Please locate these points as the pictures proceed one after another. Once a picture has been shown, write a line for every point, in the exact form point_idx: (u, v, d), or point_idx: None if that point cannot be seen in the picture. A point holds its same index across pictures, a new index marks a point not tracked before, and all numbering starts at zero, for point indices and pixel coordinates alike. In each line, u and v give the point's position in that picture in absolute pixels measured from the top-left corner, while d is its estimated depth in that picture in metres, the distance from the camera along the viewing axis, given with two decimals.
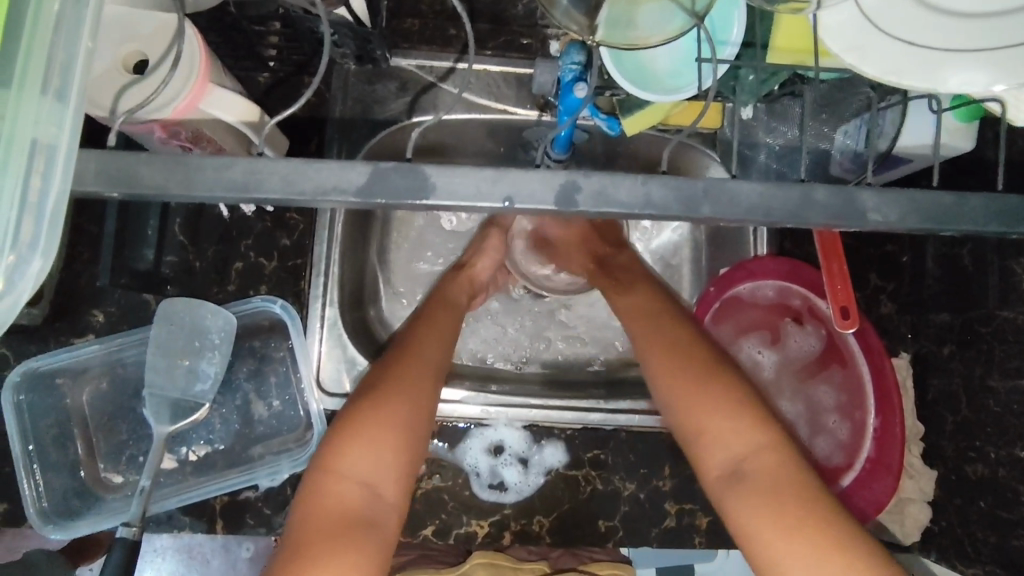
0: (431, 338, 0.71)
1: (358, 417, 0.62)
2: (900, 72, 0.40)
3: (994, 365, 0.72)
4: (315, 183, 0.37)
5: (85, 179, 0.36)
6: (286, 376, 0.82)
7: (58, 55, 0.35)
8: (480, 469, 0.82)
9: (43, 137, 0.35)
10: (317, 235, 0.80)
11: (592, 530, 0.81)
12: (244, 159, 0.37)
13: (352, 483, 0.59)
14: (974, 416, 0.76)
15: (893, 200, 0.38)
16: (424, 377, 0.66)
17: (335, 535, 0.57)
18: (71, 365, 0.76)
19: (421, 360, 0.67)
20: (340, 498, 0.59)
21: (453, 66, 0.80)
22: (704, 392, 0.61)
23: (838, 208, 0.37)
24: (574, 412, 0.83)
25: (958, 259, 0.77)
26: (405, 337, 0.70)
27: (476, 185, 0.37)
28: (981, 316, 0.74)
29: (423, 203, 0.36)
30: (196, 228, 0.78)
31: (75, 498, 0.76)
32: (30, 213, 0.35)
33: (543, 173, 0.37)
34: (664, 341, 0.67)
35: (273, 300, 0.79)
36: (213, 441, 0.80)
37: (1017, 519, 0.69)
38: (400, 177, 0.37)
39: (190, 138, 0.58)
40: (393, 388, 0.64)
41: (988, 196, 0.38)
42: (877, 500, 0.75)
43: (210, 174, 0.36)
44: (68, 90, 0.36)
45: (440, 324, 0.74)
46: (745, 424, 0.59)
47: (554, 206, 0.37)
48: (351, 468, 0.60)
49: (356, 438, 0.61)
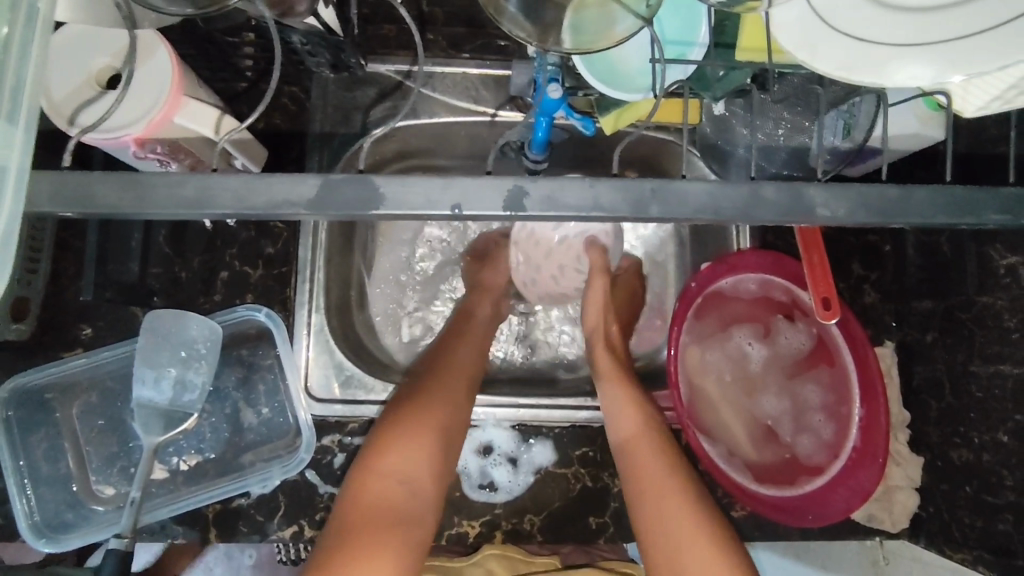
0: (464, 354, 0.77)
1: (399, 419, 0.67)
2: (849, 68, 0.40)
3: (974, 350, 0.73)
4: (270, 197, 0.37)
5: (42, 200, 0.37)
6: (274, 384, 0.82)
7: (10, 78, 0.36)
8: (470, 470, 0.82)
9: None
10: (301, 243, 0.81)
11: (584, 526, 0.81)
12: (200, 176, 0.37)
13: (397, 481, 0.63)
14: (957, 402, 0.77)
15: (840, 194, 0.38)
16: (462, 392, 0.73)
17: (380, 528, 0.59)
18: (59, 380, 0.77)
19: (458, 375, 0.74)
20: (384, 495, 0.62)
21: (409, 70, 0.80)
22: (706, 555, 0.62)
23: (786, 204, 0.38)
24: (561, 410, 0.84)
25: (939, 246, 0.78)
26: (438, 355, 0.76)
27: (429, 193, 0.37)
28: (961, 302, 0.75)
29: (377, 213, 0.37)
30: (181, 240, 0.79)
31: (67, 512, 0.76)
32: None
33: (493, 179, 0.37)
34: (660, 491, 0.67)
35: (258, 309, 0.80)
36: (203, 450, 0.80)
37: (1000, 502, 0.70)
38: (352, 187, 0.37)
39: (167, 152, 0.58)
40: (435, 399, 0.70)
41: (933, 188, 0.38)
42: (864, 488, 0.75)
43: (168, 190, 0.37)
44: (19, 112, 0.36)
45: (469, 341, 0.80)
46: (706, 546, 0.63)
47: (505, 212, 0.37)
48: (394, 466, 0.63)
49: (401, 442, 0.65)
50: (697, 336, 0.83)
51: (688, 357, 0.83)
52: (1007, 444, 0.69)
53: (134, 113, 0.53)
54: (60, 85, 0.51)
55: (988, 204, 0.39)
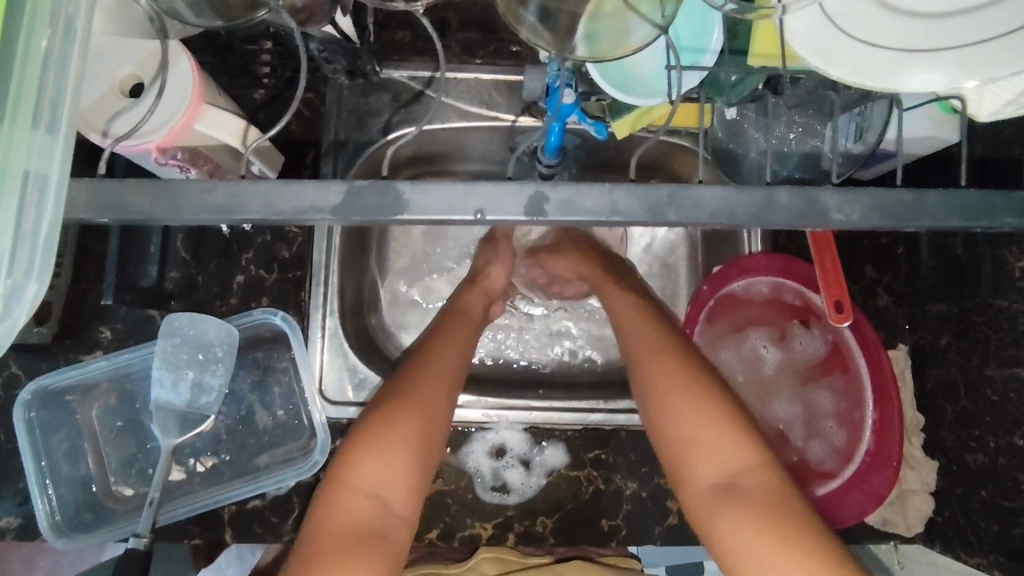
0: (447, 351, 0.74)
1: (370, 431, 0.65)
2: (861, 73, 0.41)
3: (989, 354, 0.73)
4: (295, 204, 0.38)
5: (78, 206, 0.38)
6: (289, 388, 0.83)
7: (49, 90, 0.37)
8: (482, 472, 0.82)
9: (35, 168, 0.36)
10: (316, 247, 0.82)
11: (596, 530, 0.82)
12: (227, 185, 0.38)
13: (364, 497, 0.62)
14: (972, 406, 0.76)
15: (855, 199, 0.38)
16: (441, 395, 0.69)
17: (346, 546, 0.60)
18: (79, 382, 0.78)
19: (439, 374, 0.71)
20: (352, 512, 0.61)
21: (434, 76, 0.81)
22: (708, 433, 0.60)
23: (800, 209, 0.38)
24: (574, 413, 0.84)
25: (952, 248, 0.79)
26: (419, 354, 0.73)
27: (450, 199, 0.38)
28: (975, 305, 0.75)
29: (399, 218, 0.38)
30: (198, 244, 0.80)
31: (87, 512, 0.78)
32: (25, 241, 0.36)
33: (512, 185, 0.38)
34: (663, 373, 0.64)
35: (274, 313, 0.81)
36: (219, 452, 0.81)
37: (1016, 507, 0.70)
38: (375, 194, 0.38)
39: (187, 158, 0.59)
40: (408, 407, 0.67)
41: (947, 192, 0.39)
42: (878, 491, 0.75)
43: (197, 198, 0.38)
44: (58, 122, 0.38)
45: (455, 340, 0.76)
46: (714, 425, 0.60)
47: (525, 217, 0.38)
48: (362, 481, 0.63)
49: (370, 456, 0.63)
50: (708, 340, 0.83)
51: None
52: None
53: (156, 121, 0.54)
54: (90, 95, 0.53)
55: (1003, 208, 0.39)
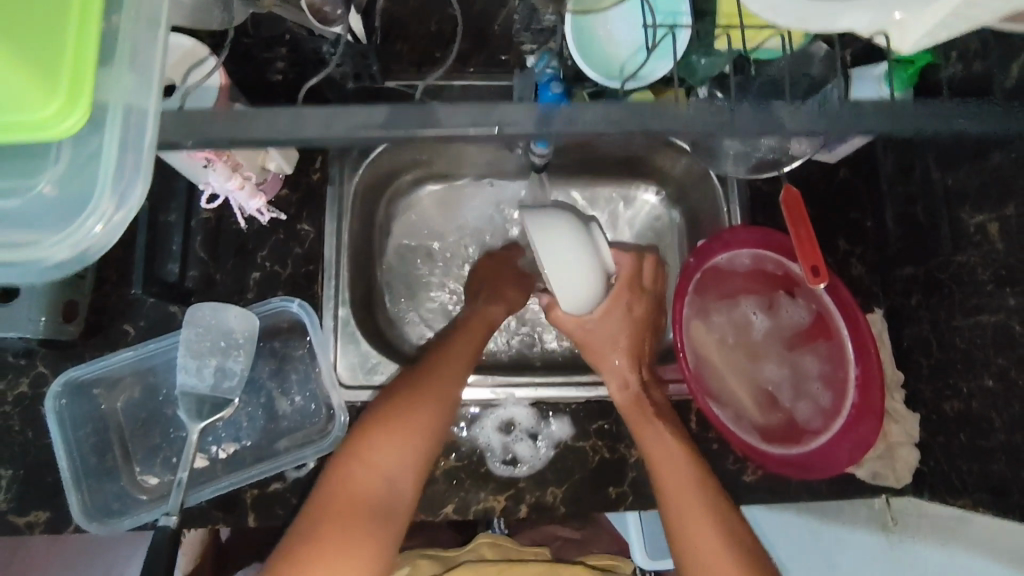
0: (463, 348, 0.81)
1: (385, 412, 0.70)
2: (806, 19, 0.50)
3: (955, 307, 0.80)
4: (347, 124, 0.44)
5: (165, 128, 0.45)
6: (306, 373, 0.88)
7: (140, 54, 0.46)
8: (493, 447, 0.86)
9: (136, 106, 0.45)
10: (327, 242, 0.88)
11: (604, 497, 0.86)
12: (289, 109, 0.44)
13: (374, 474, 0.67)
14: (944, 357, 0.83)
15: (807, 111, 0.46)
16: (452, 385, 0.76)
17: (352, 521, 0.63)
18: (107, 376, 0.82)
19: (453, 368, 0.78)
20: (360, 489, 0.66)
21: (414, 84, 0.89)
22: (694, 514, 0.70)
23: (762, 119, 0.46)
24: (577, 388, 0.89)
25: (914, 215, 0.87)
26: (436, 351, 0.80)
27: (473, 117, 0.45)
28: (939, 264, 0.83)
29: (428, 130, 0.44)
30: (215, 244, 0.86)
31: (115, 502, 0.80)
32: (133, 153, 0.45)
33: (526, 108, 0.44)
34: (664, 454, 0.75)
35: (291, 300, 0.86)
36: (240, 438, 0.85)
37: (993, 444, 0.75)
38: (414, 115, 0.44)
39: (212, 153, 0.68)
40: (427, 400, 0.73)
41: (881, 104, 0.46)
42: (866, 440, 0.79)
43: (265, 124, 0.44)
44: (152, 73, 0.46)
45: (471, 339, 0.83)
46: (699, 508, 0.70)
47: (535, 128, 0.44)
48: (375, 459, 0.67)
49: (391, 440, 0.69)
50: (699, 310, 0.88)
51: (693, 331, 0.87)
52: (994, 387, 0.75)
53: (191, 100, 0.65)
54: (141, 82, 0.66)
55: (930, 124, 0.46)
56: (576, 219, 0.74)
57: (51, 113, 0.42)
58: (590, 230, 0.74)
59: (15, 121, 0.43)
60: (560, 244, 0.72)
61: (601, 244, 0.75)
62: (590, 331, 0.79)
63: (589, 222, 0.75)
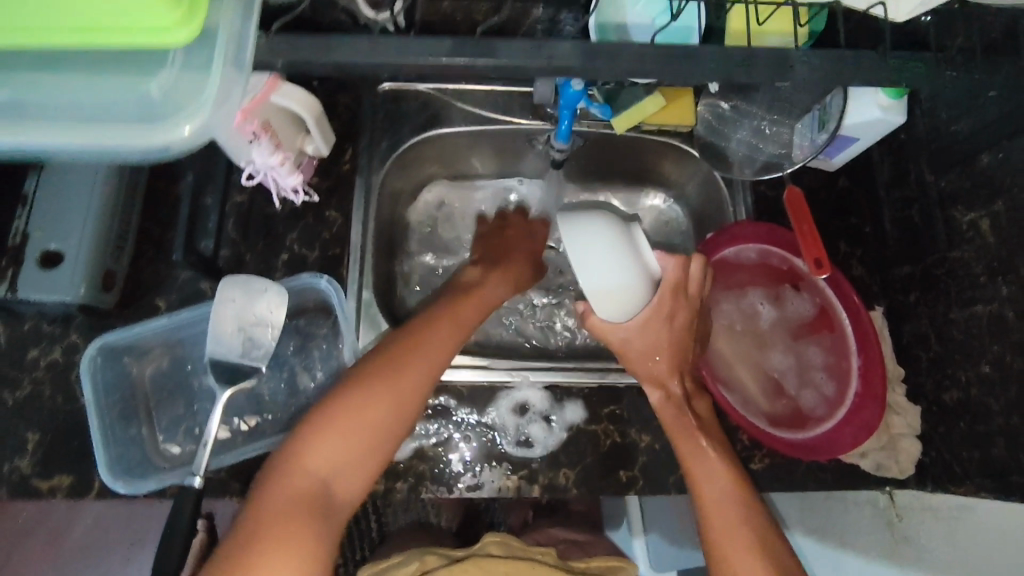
0: (441, 333, 0.78)
1: (334, 409, 0.69)
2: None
3: (951, 300, 0.85)
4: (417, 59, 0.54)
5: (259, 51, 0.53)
6: (328, 351, 0.90)
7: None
8: (507, 428, 0.89)
9: (234, 28, 0.52)
10: (353, 228, 0.92)
11: (615, 480, 0.87)
12: (372, 44, 0.54)
13: (315, 474, 0.67)
14: (943, 349, 0.86)
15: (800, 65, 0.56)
16: (417, 378, 0.73)
17: (289, 522, 0.64)
18: (138, 345, 0.85)
19: (422, 358, 0.75)
20: (302, 487, 0.66)
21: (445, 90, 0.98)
22: (737, 538, 0.71)
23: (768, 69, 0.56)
24: (589, 374, 0.92)
25: (910, 216, 0.92)
26: (408, 334, 0.77)
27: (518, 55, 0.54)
28: (935, 261, 0.87)
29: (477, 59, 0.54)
30: (247, 226, 0.91)
31: (138, 467, 0.81)
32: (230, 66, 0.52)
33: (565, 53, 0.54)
34: (705, 473, 0.74)
35: (319, 276, 0.87)
36: (262, 411, 0.87)
37: (992, 429, 0.78)
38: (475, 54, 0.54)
39: (260, 127, 0.71)
40: (384, 389, 0.71)
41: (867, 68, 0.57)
42: (870, 422, 0.82)
43: (349, 51, 0.53)
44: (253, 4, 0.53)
45: (454, 319, 0.81)
46: (745, 531, 0.71)
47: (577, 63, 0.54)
48: (316, 459, 0.67)
49: (331, 433, 0.68)
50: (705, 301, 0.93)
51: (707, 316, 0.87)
52: (990, 374, 0.78)
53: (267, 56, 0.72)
54: None
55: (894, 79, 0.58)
56: (616, 218, 0.76)
57: (163, 26, 0.47)
58: (631, 230, 0.76)
59: (127, 26, 0.47)
60: (589, 234, 0.75)
61: (641, 245, 0.76)
62: (625, 342, 0.76)
63: (631, 223, 0.77)
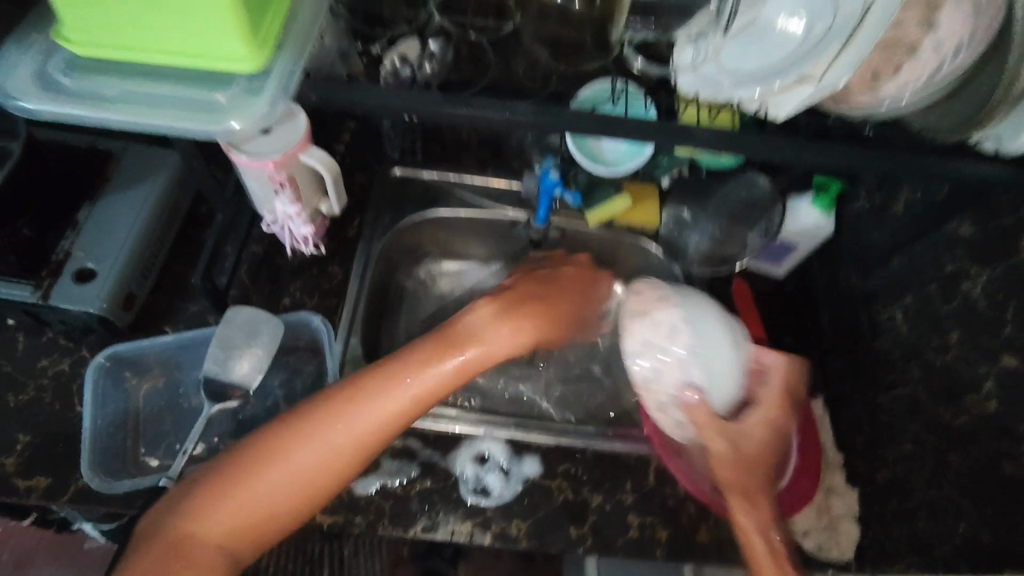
0: (383, 393, 0.75)
1: (235, 478, 0.68)
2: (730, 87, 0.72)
3: (877, 385, 0.94)
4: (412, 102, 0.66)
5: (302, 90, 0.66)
6: (310, 388, 0.98)
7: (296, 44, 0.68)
8: (467, 476, 0.94)
9: (287, 73, 0.67)
10: (350, 282, 1.05)
11: (565, 535, 0.91)
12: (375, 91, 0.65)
13: (209, 547, 0.66)
14: (874, 431, 0.93)
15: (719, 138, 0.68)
16: (339, 446, 0.71)
17: None
18: (141, 359, 0.92)
19: (349, 424, 0.72)
20: (195, 560, 0.65)
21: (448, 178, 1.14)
22: None
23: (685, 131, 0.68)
24: (548, 432, 0.98)
25: (842, 314, 1.04)
26: (341, 395, 0.74)
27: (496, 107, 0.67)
28: (863, 351, 0.98)
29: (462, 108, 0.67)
30: (257, 271, 1.03)
31: (116, 471, 0.86)
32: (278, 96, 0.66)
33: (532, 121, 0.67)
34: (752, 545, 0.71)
35: (312, 315, 0.96)
36: (240, 435, 0.93)
37: (917, 504, 0.83)
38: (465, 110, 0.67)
39: (285, 179, 0.87)
40: (282, 466, 0.69)
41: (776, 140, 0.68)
42: (807, 493, 0.88)
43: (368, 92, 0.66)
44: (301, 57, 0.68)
45: (409, 376, 0.77)
46: None
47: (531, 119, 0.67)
48: (210, 533, 0.66)
49: (246, 495, 0.68)
50: None
51: None
52: (913, 451, 0.85)
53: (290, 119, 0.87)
54: None
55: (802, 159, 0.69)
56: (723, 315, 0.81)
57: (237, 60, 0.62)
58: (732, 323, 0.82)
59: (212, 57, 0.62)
60: (712, 336, 0.79)
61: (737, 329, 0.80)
62: (738, 440, 0.75)
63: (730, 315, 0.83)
